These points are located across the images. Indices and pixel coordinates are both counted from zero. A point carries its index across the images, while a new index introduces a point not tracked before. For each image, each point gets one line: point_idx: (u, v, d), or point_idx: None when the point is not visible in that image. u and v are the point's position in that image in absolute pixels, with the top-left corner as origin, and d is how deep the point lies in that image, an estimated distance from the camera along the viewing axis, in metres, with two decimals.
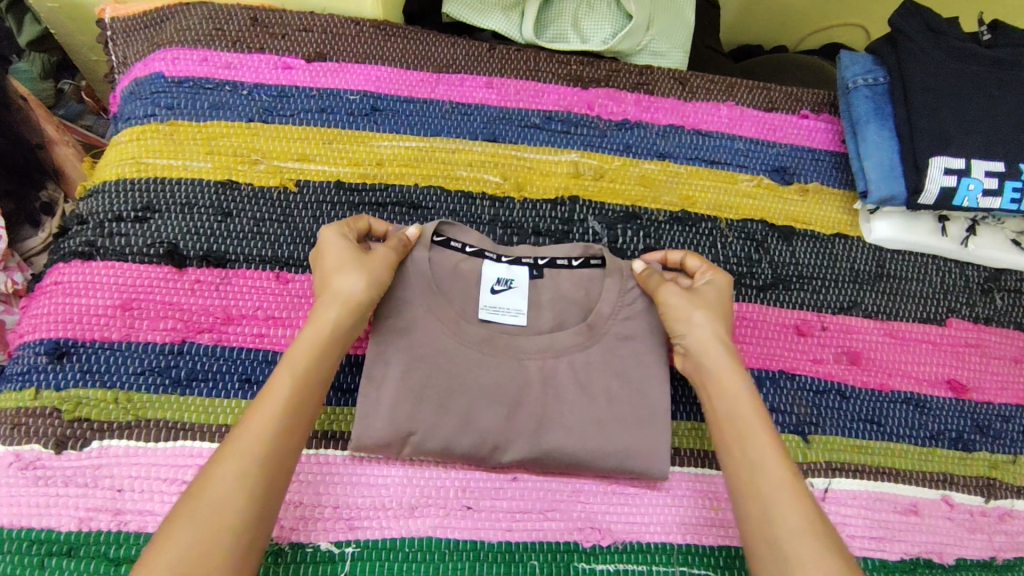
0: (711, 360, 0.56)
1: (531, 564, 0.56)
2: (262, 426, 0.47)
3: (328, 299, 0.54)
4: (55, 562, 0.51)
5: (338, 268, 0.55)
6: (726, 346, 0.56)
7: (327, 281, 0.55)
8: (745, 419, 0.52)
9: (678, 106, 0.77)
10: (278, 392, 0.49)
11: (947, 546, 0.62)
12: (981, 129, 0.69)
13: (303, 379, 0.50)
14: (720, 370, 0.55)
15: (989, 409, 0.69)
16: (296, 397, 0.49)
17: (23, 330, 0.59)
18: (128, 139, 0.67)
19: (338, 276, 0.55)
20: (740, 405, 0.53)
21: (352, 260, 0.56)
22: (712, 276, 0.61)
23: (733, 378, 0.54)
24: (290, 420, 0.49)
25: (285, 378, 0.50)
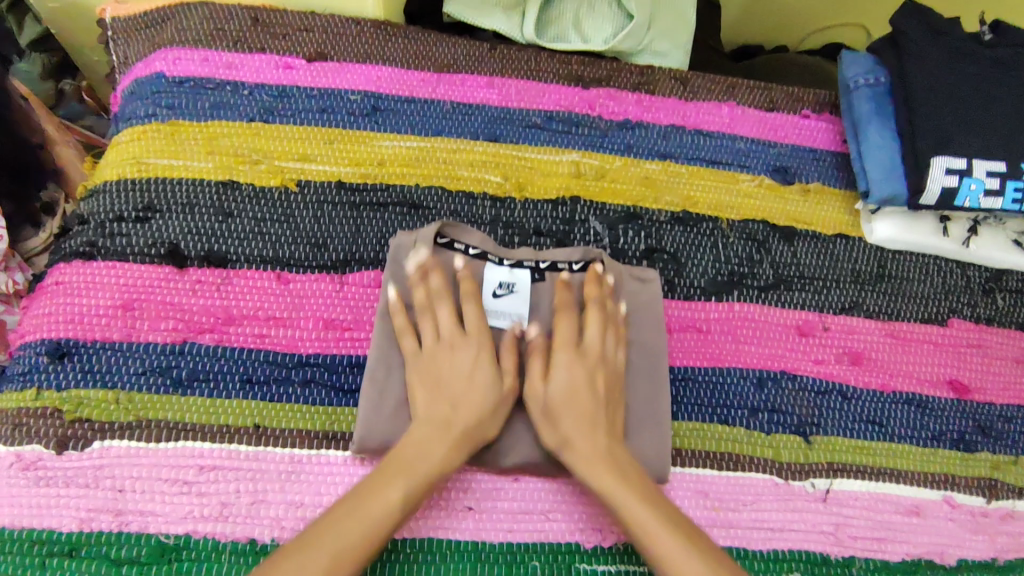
0: (589, 469, 0.54)
1: (532, 565, 0.56)
2: (370, 536, 0.48)
3: (468, 418, 0.55)
4: (56, 563, 0.51)
5: (485, 389, 0.56)
6: (565, 407, 0.56)
7: (469, 395, 0.55)
8: (642, 528, 0.51)
9: (679, 106, 0.77)
10: (393, 499, 0.50)
11: (948, 547, 0.62)
12: (982, 128, 0.69)
13: (420, 497, 0.51)
14: (599, 479, 0.54)
15: (990, 410, 0.69)
16: (405, 511, 0.50)
17: (23, 330, 0.59)
18: (128, 139, 0.67)
19: (485, 399, 0.55)
20: (631, 513, 0.52)
21: (496, 386, 0.56)
22: (559, 336, 0.59)
23: (614, 484, 0.53)
24: (393, 533, 0.50)
25: (405, 492, 0.50)
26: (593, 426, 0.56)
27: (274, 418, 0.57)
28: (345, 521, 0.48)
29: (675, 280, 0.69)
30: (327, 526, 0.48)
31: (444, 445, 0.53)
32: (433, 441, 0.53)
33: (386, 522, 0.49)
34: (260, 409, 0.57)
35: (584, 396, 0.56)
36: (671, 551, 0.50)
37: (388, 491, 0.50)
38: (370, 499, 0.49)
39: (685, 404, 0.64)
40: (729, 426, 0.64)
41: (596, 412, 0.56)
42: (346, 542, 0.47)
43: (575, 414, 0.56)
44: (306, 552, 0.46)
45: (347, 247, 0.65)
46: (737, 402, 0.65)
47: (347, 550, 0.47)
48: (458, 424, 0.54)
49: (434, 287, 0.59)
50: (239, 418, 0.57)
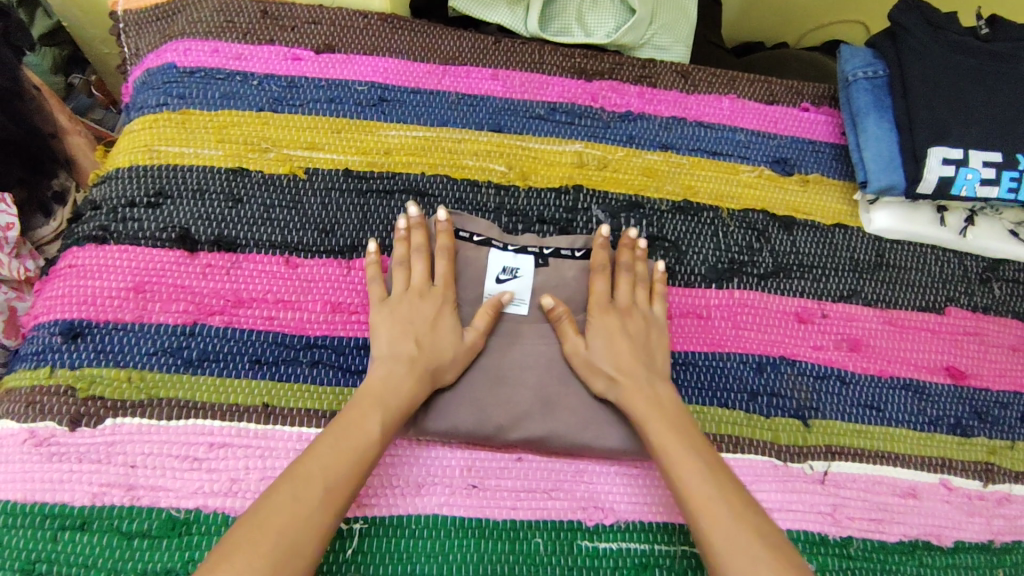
0: (628, 398, 0.58)
1: (536, 542, 0.56)
2: (351, 461, 0.50)
3: (426, 359, 0.57)
4: (69, 535, 0.52)
5: (444, 334, 0.59)
6: (611, 351, 0.60)
7: (430, 340, 0.59)
8: (672, 451, 0.54)
9: (680, 98, 0.78)
10: (368, 430, 0.52)
11: (946, 529, 0.63)
12: (978, 120, 0.70)
13: (392, 428, 0.54)
14: (637, 406, 0.57)
15: (987, 395, 0.70)
16: (381, 442, 0.53)
17: (38, 311, 0.60)
18: (140, 127, 0.69)
19: (442, 345, 0.58)
20: (663, 440, 0.55)
21: (454, 335, 0.59)
22: (598, 289, 0.63)
23: (650, 411, 0.56)
24: (372, 463, 0.52)
25: (377, 422, 0.53)
26: (634, 366, 0.59)
27: (284, 398, 0.58)
28: (325, 451, 0.50)
29: (676, 268, 0.70)
30: (313, 458, 0.50)
31: (404, 380, 0.56)
32: (396, 377, 0.56)
33: (366, 449, 0.51)
34: (269, 388, 0.59)
35: (620, 343, 0.60)
36: (695, 472, 0.52)
37: (363, 423, 0.53)
38: (347, 432, 0.52)
39: (686, 387, 0.65)
40: (729, 409, 0.65)
41: (637, 357, 0.60)
42: (329, 470, 0.49)
43: (614, 357, 0.59)
44: (296, 482, 0.48)
45: (354, 233, 0.66)
46: (737, 386, 0.66)
47: (332, 477, 0.49)
48: (416, 361, 0.57)
49: (416, 242, 0.62)
50: (248, 397, 0.58)
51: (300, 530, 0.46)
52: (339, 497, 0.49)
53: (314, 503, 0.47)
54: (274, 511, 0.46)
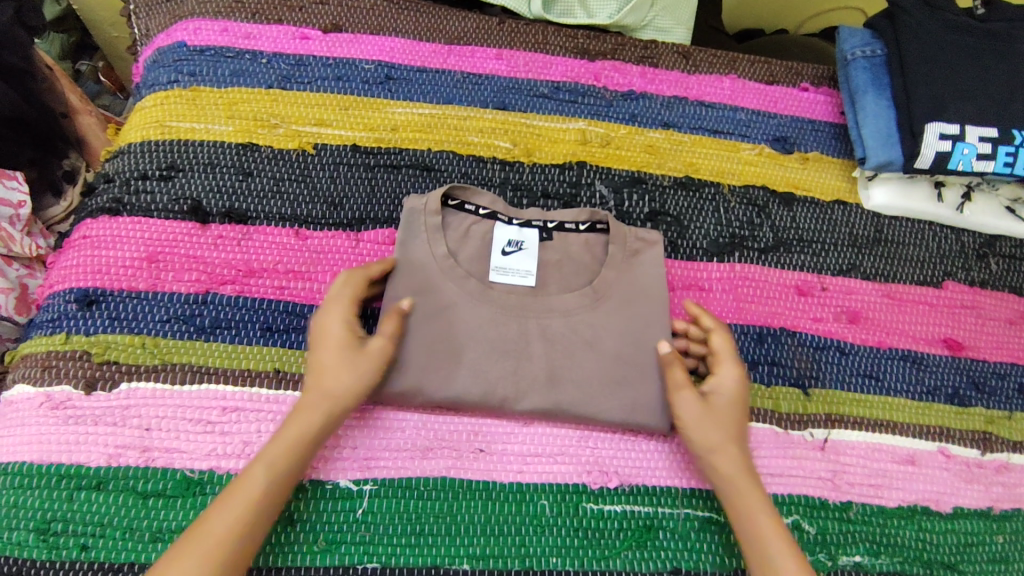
0: (732, 477, 0.56)
1: (541, 504, 0.58)
2: (234, 519, 0.48)
3: (316, 391, 0.54)
4: (84, 495, 0.53)
5: (337, 359, 0.55)
6: (728, 412, 0.58)
7: (320, 370, 0.55)
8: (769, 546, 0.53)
9: (681, 78, 0.80)
10: (253, 485, 0.50)
11: (944, 495, 0.64)
12: (974, 96, 0.71)
13: (284, 472, 0.51)
14: (745, 487, 0.55)
15: (985, 367, 0.71)
16: (273, 485, 0.51)
17: (53, 281, 0.62)
18: (152, 104, 0.70)
19: (331, 370, 0.55)
20: (755, 510, 0.54)
21: (350, 357, 0.55)
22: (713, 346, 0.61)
23: (756, 498, 0.55)
24: (267, 511, 0.50)
25: (264, 471, 0.51)
26: (736, 431, 0.58)
27: (294, 364, 0.60)
28: (213, 515, 0.49)
29: (678, 242, 0.71)
30: (198, 526, 0.48)
31: (295, 422, 0.53)
32: (289, 420, 0.54)
33: (247, 501, 0.49)
34: (279, 354, 0.60)
35: (732, 406, 0.59)
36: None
37: (248, 477, 0.51)
38: (234, 489, 0.50)
39: None
40: None
41: (738, 421, 0.58)
42: (214, 535, 0.47)
43: (724, 417, 0.58)
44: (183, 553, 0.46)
45: (363, 207, 0.67)
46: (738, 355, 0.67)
47: (214, 539, 0.47)
48: (308, 396, 0.54)
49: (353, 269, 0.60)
50: (260, 362, 0.59)
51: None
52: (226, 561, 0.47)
53: (192, 573, 0.45)
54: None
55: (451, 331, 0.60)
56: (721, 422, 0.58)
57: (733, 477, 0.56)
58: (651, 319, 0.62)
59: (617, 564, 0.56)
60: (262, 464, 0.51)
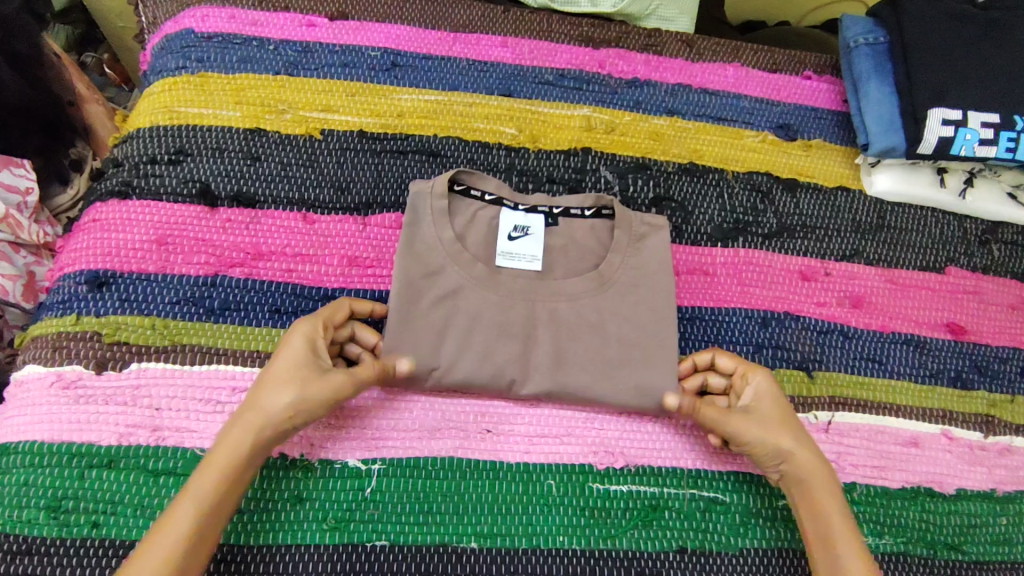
0: (808, 474, 0.56)
1: (548, 484, 0.58)
2: (162, 558, 0.45)
3: (256, 414, 0.51)
4: (96, 473, 0.53)
5: (282, 386, 0.52)
6: (779, 413, 0.58)
7: (260, 395, 0.52)
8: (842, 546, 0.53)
9: (685, 66, 0.80)
10: (179, 522, 0.47)
11: (947, 476, 0.65)
12: (976, 83, 0.72)
13: (212, 504, 0.48)
14: (816, 485, 0.55)
15: (987, 351, 0.71)
16: (201, 519, 0.48)
17: (64, 263, 0.62)
18: (160, 89, 0.70)
19: (274, 397, 0.52)
20: (828, 509, 0.54)
21: (296, 384, 0.52)
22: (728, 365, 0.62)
23: (825, 493, 0.55)
24: (195, 548, 0.47)
25: (191, 506, 0.48)
26: (795, 430, 0.57)
27: None
28: (140, 555, 0.46)
29: (683, 227, 0.72)
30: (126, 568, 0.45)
31: (226, 449, 0.50)
32: (218, 447, 0.51)
33: (174, 540, 0.46)
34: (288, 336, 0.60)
35: (779, 409, 0.59)
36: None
37: (178, 513, 0.47)
38: (160, 526, 0.47)
39: (692, 340, 0.67)
40: None
41: (795, 423, 0.58)
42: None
43: (775, 418, 0.58)
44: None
45: (370, 192, 0.68)
46: (743, 339, 0.68)
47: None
48: (246, 421, 0.51)
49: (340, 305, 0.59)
50: (269, 344, 0.60)
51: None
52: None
53: None
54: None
55: (456, 314, 0.60)
56: (779, 422, 0.57)
57: (805, 474, 0.56)
58: (655, 305, 0.63)
59: (622, 543, 0.57)
60: (189, 499, 0.48)
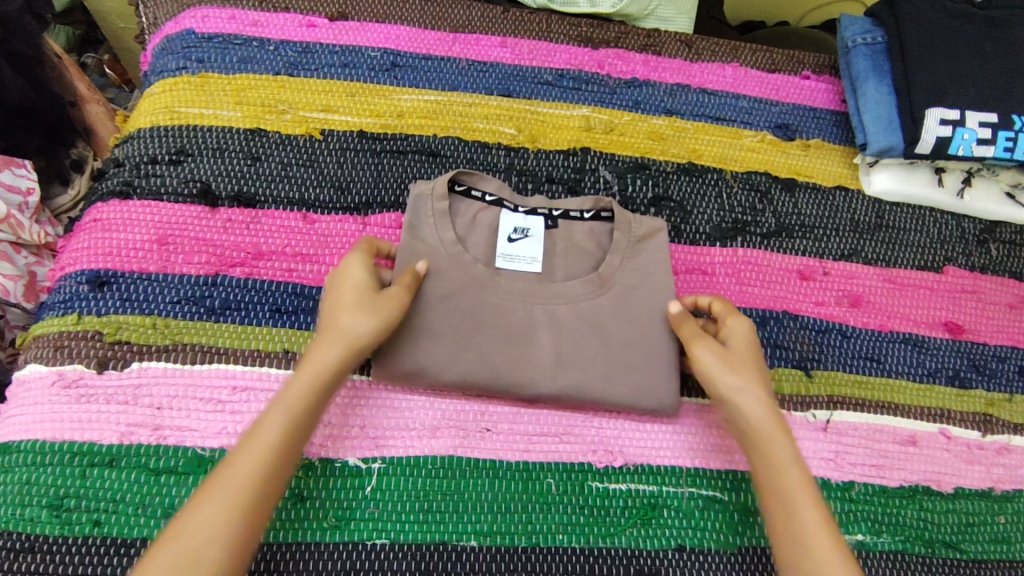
0: (760, 420, 0.55)
1: (548, 482, 0.58)
2: (258, 460, 0.48)
3: (334, 333, 0.54)
4: (98, 471, 0.54)
5: (356, 309, 0.55)
6: (744, 352, 0.59)
7: (338, 317, 0.55)
8: (797, 488, 0.52)
9: (684, 66, 0.80)
10: (273, 429, 0.50)
11: (946, 475, 0.65)
12: (974, 83, 0.72)
13: (303, 411, 0.51)
14: (767, 428, 0.55)
15: (986, 350, 0.72)
16: (290, 426, 0.50)
17: (64, 263, 0.63)
18: (161, 90, 0.71)
19: (349, 320, 0.55)
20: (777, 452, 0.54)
21: (367, 307, 0.55)
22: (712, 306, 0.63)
23: (779, 437, 0.54)
24: (286, 455, 0.50)
25: (284, 413, 0.51)
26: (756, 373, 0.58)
27: (302, 344, 0.60)
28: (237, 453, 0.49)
29: (681, 227, 0.72)
30: (226, 464, 0.48)
31: (315, 363, 0.53)
32: (307, 362, 0.53)
33: (264, 444, 0.49)
34: (288, 335, 0.61)
35: (745, 351, 0.59)
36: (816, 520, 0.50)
37: (266, 420, 0.50)
38: (254, 430, 0.50)
39: None
40: None
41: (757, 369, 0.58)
42: (237, 475, 0.47)
43: (741, 356, 0.58)
44: (206, 496, 0.46)
45: (369, 191, 0.68)
46: None
47: (241, 479, 0.47)
48: (325, 341, 0.54)
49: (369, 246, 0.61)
50: (270, 343, 0.60)
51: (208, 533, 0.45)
52: (253, 503, 0.47)
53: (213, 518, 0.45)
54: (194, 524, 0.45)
55: (456, 316, 0.60)
56: (739, 361, 0.58)
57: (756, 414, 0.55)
58: (655, 306, 0.63)
59: (622, 541, 0.57)
60: (282, 407, 0.51)
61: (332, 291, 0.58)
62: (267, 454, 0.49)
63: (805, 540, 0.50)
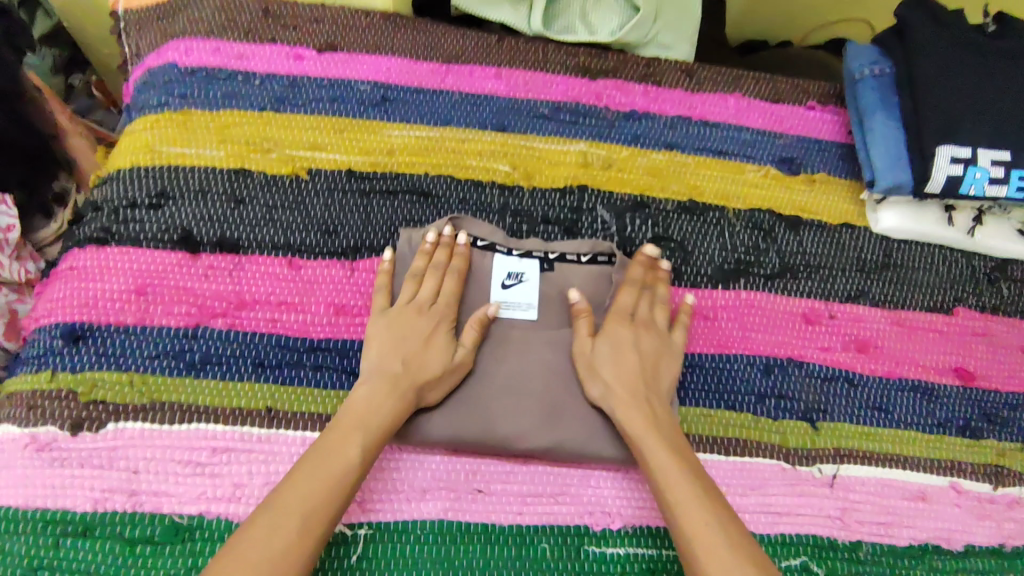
0: (624, 417, 0.56)
1: (542, 547, 0.56)
2: (336, 492, 0.48)
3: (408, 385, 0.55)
4: (70, 542, 0.51)
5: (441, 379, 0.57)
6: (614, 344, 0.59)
7: (421, 367, 0.56)
8: (671, 484, 0.52)
9: (685, 97, 0.78)
10: (350, 460, 0.50)
11: (956, 532, 0.62)
12: (986, 118, 0.69)
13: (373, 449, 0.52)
14: (632, 423, 0.55)
15: (997, 396, 0.69)
16: (364, 465, 0.51)
17: (38, 315, 0.60)
18: (142, 127, 0.68)
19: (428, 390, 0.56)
20: (635, 425, 0.55)
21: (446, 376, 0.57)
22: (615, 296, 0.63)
23: (649, 436, 0.54)
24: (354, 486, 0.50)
25: (359, 446, 0.51)
26: (625, 359, 0.59)
27: (288, 402, 0.58)
28: (304, 479, 0.48)
29: (682, 269, 0.69)
30: (291, 483, 0.48)
31: (389, 404, 0.54)
32: (383, 403, 0.54)
33: (347, 476, 0.49)
34: (272, 392, 0.58)
35: (623, 341, 0.60)
36: (688, 502, 0.50)
37: (343, 451, 0.50)
38: (325, 460, 0.50)
39: (692, 389, 0.64)
40: (736, 412, 0.64)
41: (623, 357, 0.59)
42: (312, 502, 0.47)
43: (614, 349, 0.59)
44: (280, 515, 0.46)
45: (358, 234, 0.65)
46: (744, 388, 0.65)
47: (318, 505, 0.47)
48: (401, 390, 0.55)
49: (438, 261, 0.61)
50: (253, 400, 0.58)
51: (289, 549, 0.45)
52: (326, 525, 0.47)
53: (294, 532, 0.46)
54: (254, 549, 0.44)
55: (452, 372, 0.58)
56: (605, 355, 0.59)
57: (616, 399, 0.57)
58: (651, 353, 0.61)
59: None
60: (361, 438, 0.51)
61: (393, 329, 0.58)
62: (343, 486, 0.49)
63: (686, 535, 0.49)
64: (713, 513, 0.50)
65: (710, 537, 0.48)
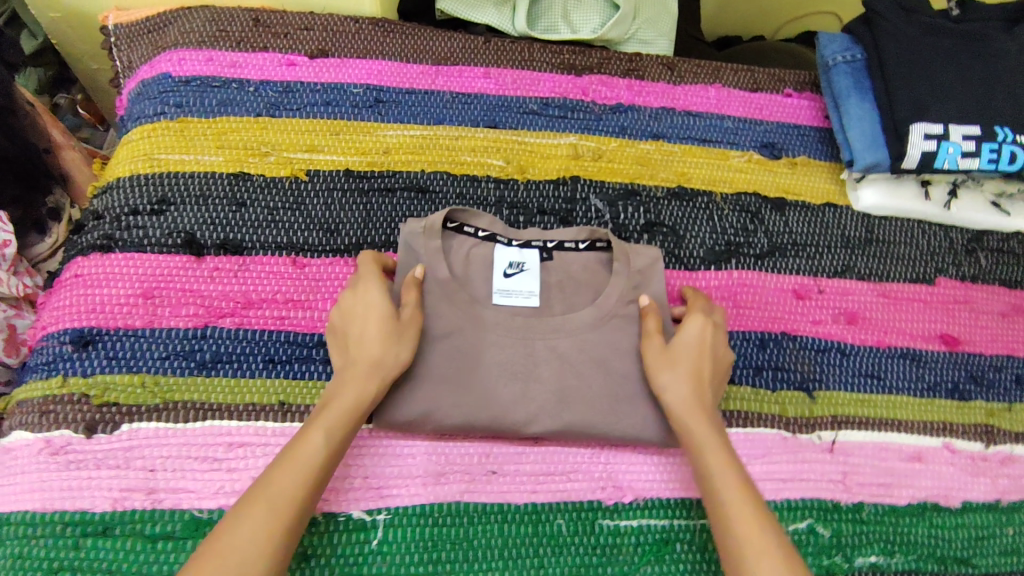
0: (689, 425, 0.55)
1: (557, 523, 0.57)
2: (298, 479, 0.48)
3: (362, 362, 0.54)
4: (91, 542, 0.51)
5: (391, 339, 0.55)
6: (691, 340, 0.59)
7: (370, 338, 0.55)
8: (726, 490, 0.52)
9: (667, 89, 0.80)
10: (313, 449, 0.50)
11: (952, 490, 0.65)
12: (955, 96, 0.72)
13: (340, 433, 0.52)
14: (696, 430, 0.55)
15: (982, 359, 0.72)
16: (330, 450, 0.50)
17: (46, 323, 0.61)
18: (139, 137, 0.69)
19: (383, 351, 0.55)
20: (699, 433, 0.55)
21: (399, 335, 0.55)
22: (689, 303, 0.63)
23: (711, 445, 0.54)
24: (322, 475, 0.50)
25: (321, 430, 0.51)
26: (701, 363, 0.58)
27: (301, 395, 0.59)
28: (278, 476, 0.48)
29: (676, 252, 0.72)
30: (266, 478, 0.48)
31: (353, 387, 0.53)
32: (340, 390, 0.53)
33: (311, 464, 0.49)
34: (284, 386, 0.59)
35: (697, 341, 0.59)
36: (741, 510, 0.50)
37: (308, 439, 0.50)
38: (292, 455, 0.49)
39: None
40: (736, 385, 0.66)
41: (698, 358, 0.58)
42: (279, 496, 0.47)
43: (689, 345, 0.59)
44: (250, 513, 0.46)
45: (359, 232, 0.67)
46: (742, 362, 0.67)
47: (283, 494, 0.47)
48: (357, 370, 0.54)
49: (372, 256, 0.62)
50: (265, 395, 0.58)
51: (258, 552, 0.44)
52: (293, 519, 0.47)
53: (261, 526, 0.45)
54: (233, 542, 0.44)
55: (457, 360, 0.59)
56: (680, 352, 0.58)
57: (682, 404, 0.56)
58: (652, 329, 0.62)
59: None
60: (322, 427, 0.51)
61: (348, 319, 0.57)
62: (306, 473, 0.48)
63: (728, 520, 0.51)
64: (762, 519, 0.50)
65: (760, 545, 0.48)
